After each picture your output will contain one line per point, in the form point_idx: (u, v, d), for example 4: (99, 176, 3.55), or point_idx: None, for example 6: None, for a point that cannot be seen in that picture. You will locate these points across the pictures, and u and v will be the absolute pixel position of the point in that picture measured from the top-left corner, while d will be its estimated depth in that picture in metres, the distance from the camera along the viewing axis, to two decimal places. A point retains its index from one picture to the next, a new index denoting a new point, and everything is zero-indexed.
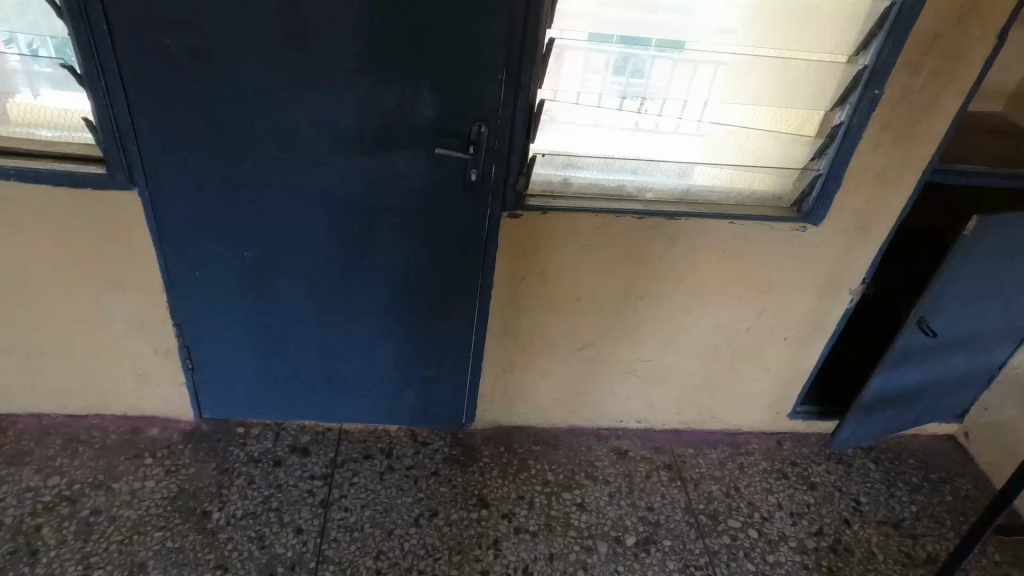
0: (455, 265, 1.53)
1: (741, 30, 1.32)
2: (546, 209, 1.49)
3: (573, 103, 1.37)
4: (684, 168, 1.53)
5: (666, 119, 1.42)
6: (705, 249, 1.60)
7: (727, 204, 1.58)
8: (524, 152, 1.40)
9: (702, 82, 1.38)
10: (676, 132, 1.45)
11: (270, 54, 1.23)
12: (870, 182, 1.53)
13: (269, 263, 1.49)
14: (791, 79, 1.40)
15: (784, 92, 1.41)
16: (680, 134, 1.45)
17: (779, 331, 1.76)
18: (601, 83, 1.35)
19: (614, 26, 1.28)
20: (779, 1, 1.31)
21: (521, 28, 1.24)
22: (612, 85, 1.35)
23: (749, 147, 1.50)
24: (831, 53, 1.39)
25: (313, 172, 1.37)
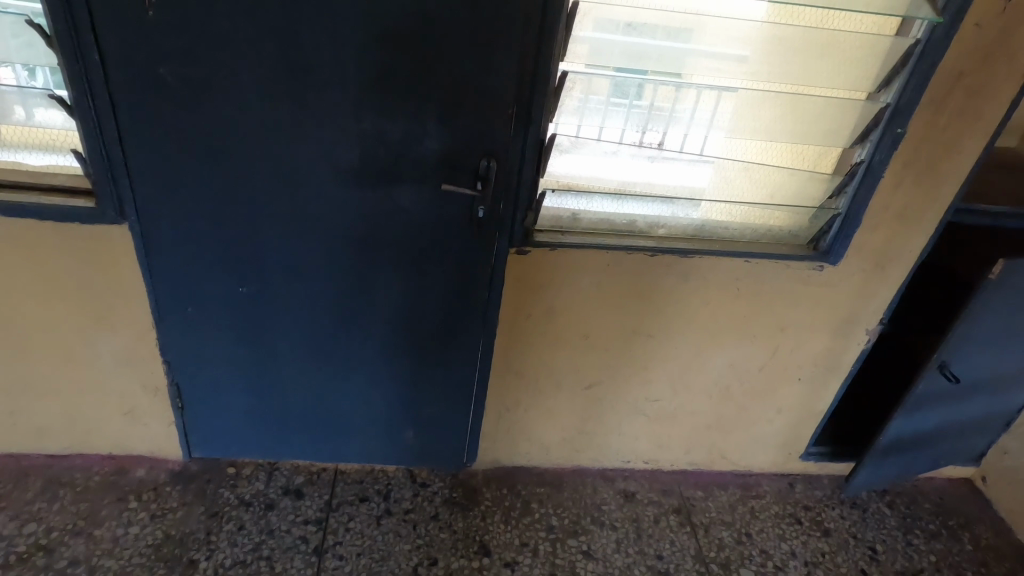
0: (460, 302, 1.48)
1: (759, 65, 1.28)
2: (555, 246, 1.43)
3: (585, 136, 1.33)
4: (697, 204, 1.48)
5: (680, 152, 1.37)
6: (720, 288, 1.54)
7: (743, 241, 1.53)
8: (533, 187, 1.35)
9: (716, 115, 1.33)
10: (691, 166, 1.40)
11: (272, 85, 1.17)
12: (890, 221, 1.48)
13: (266, 299, 1.43)
14: (809, 116, 1.36)
15: (801, 129, 1.37)
16: (695, 168, 1.40)
17: (792, 371, 1.71)
18: (615, 116, 1.30)
19: (630, 58, 1.23)
20: (798, 34, 1.26)
21: (533, 60, 1.20)
22: (625, 117, 1.31)
23: (765, 184, 1.45)
24: (850, 90, 1.36)
25: (314, 206, 1.32)
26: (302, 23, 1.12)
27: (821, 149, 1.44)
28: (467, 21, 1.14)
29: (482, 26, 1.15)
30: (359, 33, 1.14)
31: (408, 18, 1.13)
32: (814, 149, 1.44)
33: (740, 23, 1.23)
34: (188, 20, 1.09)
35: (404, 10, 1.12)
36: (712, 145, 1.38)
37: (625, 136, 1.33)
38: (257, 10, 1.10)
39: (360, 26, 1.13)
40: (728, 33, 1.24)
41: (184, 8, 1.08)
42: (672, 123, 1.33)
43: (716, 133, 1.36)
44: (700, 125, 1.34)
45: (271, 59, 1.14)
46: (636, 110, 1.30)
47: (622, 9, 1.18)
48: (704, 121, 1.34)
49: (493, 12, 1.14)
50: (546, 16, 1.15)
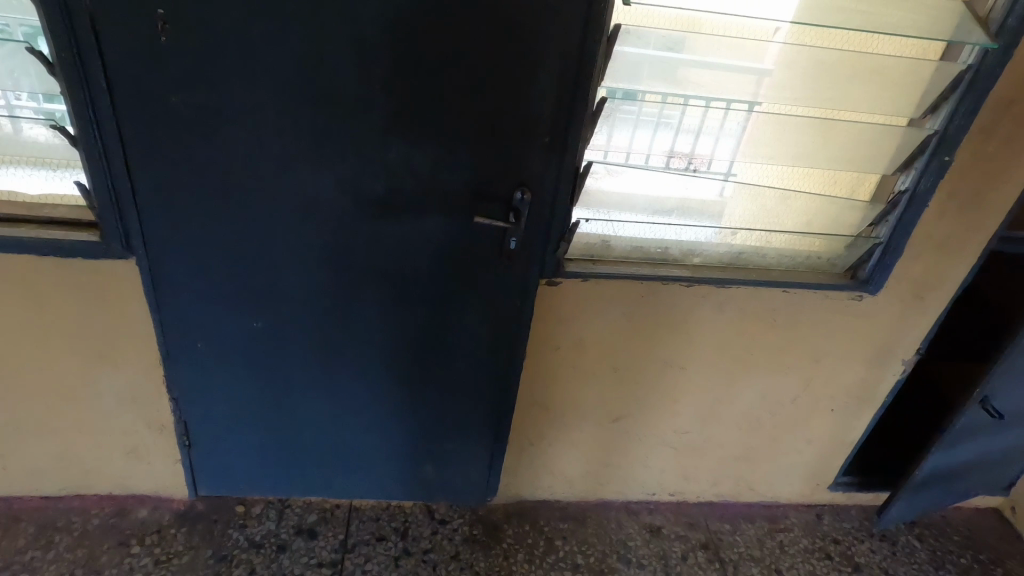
0: (486, 335, 1.40)
1: (802, 89, 1.22)
2: (586, 277, 1.36)
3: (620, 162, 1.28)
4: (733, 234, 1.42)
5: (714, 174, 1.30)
6: (756, 319, 1.48)
7: (779, 270, 1.46)
8: (567, 216, 1.27)
9: (750, 137, 1.27)
10: (720, 194, 1.34)
11: (293, 111, 1.09)
12: (933, 252, 1.43)
13: (281, 332, 1.35)
14: (853, 144, 1.30)
15: (844, 156, 1.31)
16: (727, 196, 1.34)
17: (825, 402, 1.65)
18: (643, 140, 1.25)
19: (659, 77, 1.17)
20: (846, 60, 1.20)
21: (572, 85, 1.12)
22: (653, 141, 1.25)
23: (804, 212, 1.39)
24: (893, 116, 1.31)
25: (334, 237, 1.24)
26: (328, 47, 1.04)
27: (860, 177, 1.39)
28: (503, 45, 1.07)
29: (518, 49, 1.08)
30: (388, 57, 1.06)
31: (441, 42, 1.06)
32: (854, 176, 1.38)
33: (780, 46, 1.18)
34: (205, 44, 1.01)
35: (437, 32, 1.05)
36: (749, 171, 1.31)
37: (662, 164, 1.27)
38: (280, 33, 1.02)
39: (389, 49, 1.05)
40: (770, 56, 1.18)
41: (201, 30, 1.00)
42: (706, 149, 1.27)
43: (752, 163, 1.30)
44: (736, 151, 1.28)
45: (293, 86, 1.07)
46: (665, 132, 1.24)
47: (664, 34, 1.13)
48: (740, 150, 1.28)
49: (532, 35, 1.07)
50: (588, 39, 1.08)
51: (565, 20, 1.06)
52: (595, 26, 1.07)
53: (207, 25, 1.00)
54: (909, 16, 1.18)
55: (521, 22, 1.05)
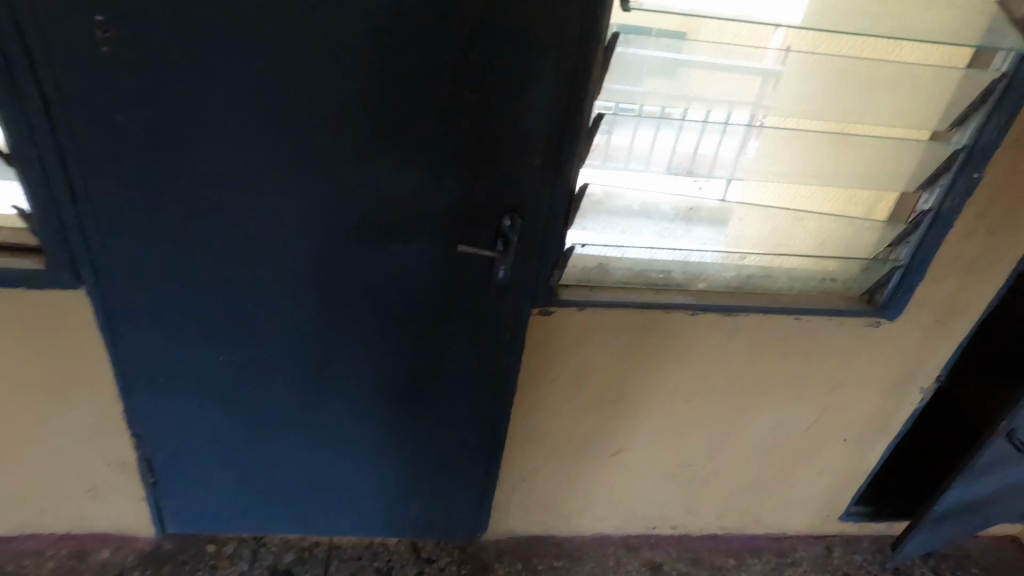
0: (474, 368, 1.30)
1: (817, 102, 1.12)
2: (583, 305, 1.26)
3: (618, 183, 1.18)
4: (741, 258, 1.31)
5: (719, 176, 1.18)
6: (765, 348, 1.38)
7: (790, 294, 1.35)
8: (561, 241, 1.17)
9: (761, 138, 1.15)
10: (725, 202, 1.22)
11: (257, 130, 0.98)
12: (957, 276, 1.32)
13: (251, 365, 1.25)
14: (871, 161, 1.19)
15: (863, 175, 1.20)
16: (735, 201, 1.22)
17: (837, 433, 1.55)
18: (644, 144, 1.12)
19: (661, 79, 1.06)
20: (868, 71, 1.10)
21: (567, 104, 1.02)
22: (654, 147, 1.13)
23: (818, 235, 1.29)
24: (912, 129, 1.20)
25: (307, 265, 1.13)
26: (294, 60, 0.93)
27: (875, 194, 1.28)
28: (490, 57, 0.96)
29: (507, 66, 0.97)
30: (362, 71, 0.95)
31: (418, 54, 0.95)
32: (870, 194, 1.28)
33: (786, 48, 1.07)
34: (155, 56, 0.90)
35: (416, 44, 0.93)
36: (756, 189, 1.22)
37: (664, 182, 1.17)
38: (239, 45, 0.91)
39: (363, 63, 0.94)
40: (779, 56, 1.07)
41: (148, 41, 0.89)
42: (711, 156, 1.15)
43: (764, 171, 1.18)
44: (744, 153, 1.16)
45: (256, 103, 0.96)
46: (666, 133, 1.11)
47: (666, 44, 1.03)
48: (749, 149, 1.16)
49: (522, 51, 0.96)
50: (584, 57, 0.97)
51: (559, 35, 0.95)
52: (591, 40, 0.96)
53: (156, 36, 0.89)
54: (939, 22, 1.06)
55: (510, 35, 0.94)
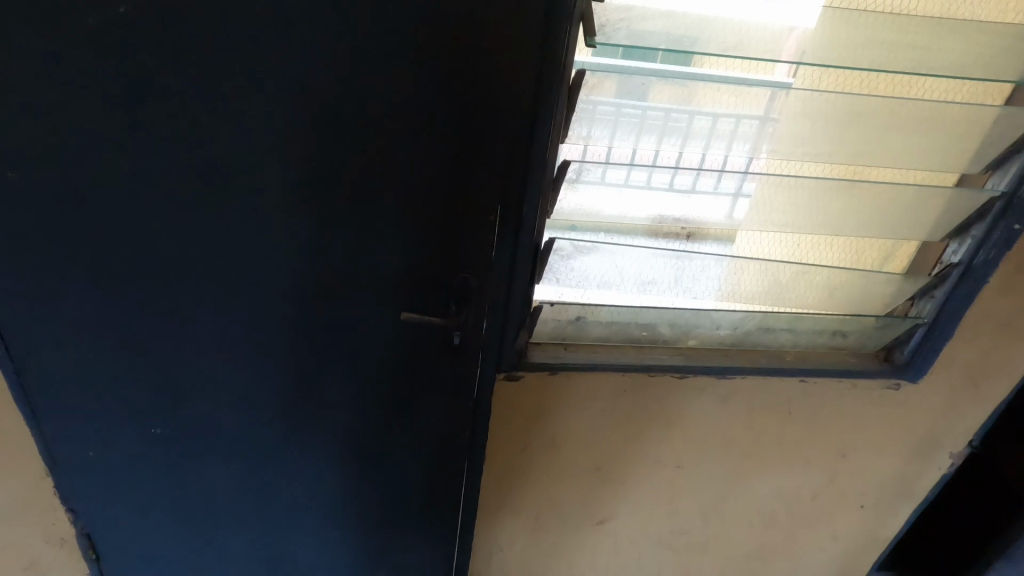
0: (436, 436, 1.17)
1: (820, 137, 0.98)
2: (555, 368, 1.13)
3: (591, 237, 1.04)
4: (739, 319, 1.15)
5: (725, 191, 1.00)
6: (766, 412, 1.22)
7: (793, 352, 1.21)
8: (524, 300, 1.05)
9: (775, 143, 0.98)
10: (731, 218, 1.04)
11: (184, 181, 0.90)
12: (992, 332, 1.15)
13: (189, 438, 1.14)
14: (886, 206, 1.06)
15: (875, 219, 1.07)
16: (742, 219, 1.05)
17: (853, 499, 1.38)
18: (645, 155, 0.96)
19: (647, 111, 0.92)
20: (877, 111, 0.96)
21: (525, 148, 0.91)
22: (656, 157, 0.96)
23: (826, 290, 1.13)
24: (936, 175, 1.09)
25: (242, 330, 1.04)
26: (220, 105, 0.85)
27: (894, 245, 1.15)
28: (435, 103, 0.87)
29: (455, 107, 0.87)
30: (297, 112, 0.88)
31: (350, 100, 0.87)
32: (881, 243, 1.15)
33: (804, 51, 0.90)
34: (69, 105, 0.83)
35: (353, 85, 0.85)
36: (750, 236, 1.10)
37: (648, 232, 1.06)
38: (156, 92, 0.83)
39: (283, 113, 0.87)
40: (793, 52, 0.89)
41: (56, 90, 0.82)
42: (718, 167, 0.98)
43: (775, 186, 1.02)
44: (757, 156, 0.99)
45: (170, 159, 0.88)
46: (670, 145, 0.95)
47: (639, 81, 0.90)
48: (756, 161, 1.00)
49: (473, 91, 0.86)
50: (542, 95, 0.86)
51: (512, 71, 0.85)
52: (549, 78, 0.85)
53: (65, 85, 0.82)
54: (964, 50, 0.92)
55: (456, 73, 0.85)
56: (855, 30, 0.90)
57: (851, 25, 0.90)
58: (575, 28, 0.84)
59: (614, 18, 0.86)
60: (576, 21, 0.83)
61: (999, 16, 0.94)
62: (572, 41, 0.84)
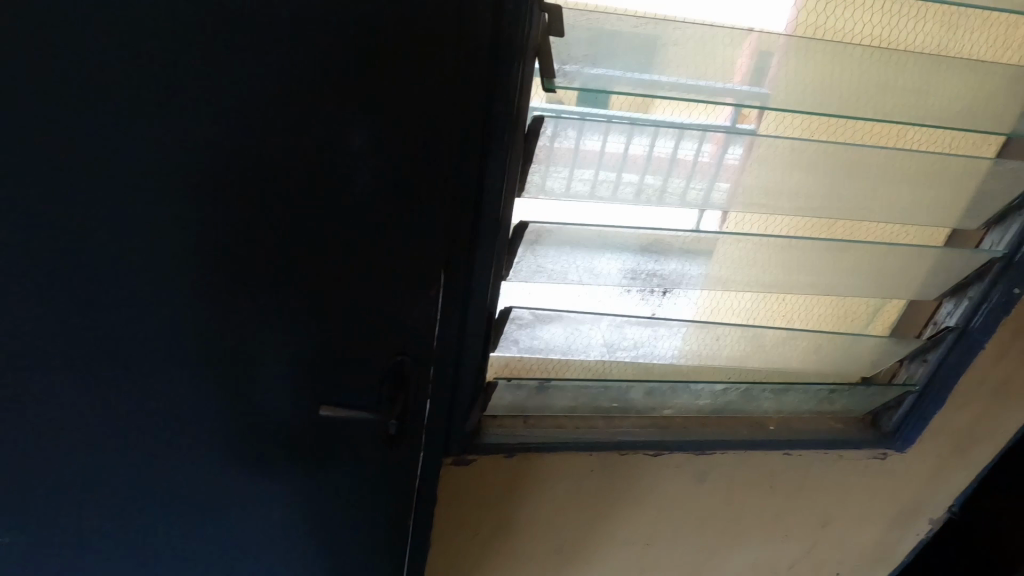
0: (368, 544, 0.96)
1: (791, 185, 0.86)
2: (513, 450, 0.97)
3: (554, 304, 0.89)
4: (720, 389, 1.03)
5: (693, 202, 0.83)
6: (745, 485, 1.11)
7: (775, 420, 1.10)
8: (478, 374, 0.90)
9: (758, 163, 0.83)
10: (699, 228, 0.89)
11: (27, 250, 0.69)
12: (981, 397, 1.09)
13: (48, 558, 0.89)
14: (867, 260, 0.95)
15: (860, 280, 0.97)
16: (713, 231, 0.89)
17: (831, 567, 1.28)
18: (613, 156, 0.78)
19: (623, 161, 0.79)
20: (872, 168, 0.87)
21: (474, 207, 0.75)
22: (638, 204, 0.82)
23: (811, 356, 1.03)
24: (928, 233, 1.01)
25: (112, 432, 0.81)
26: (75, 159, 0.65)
27: (879, 304, 1.08)
28: (352, 147, 0.68)
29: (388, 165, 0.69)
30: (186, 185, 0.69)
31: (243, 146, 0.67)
32: (864, 301, 1.07)
33: (784, 72, 0.77)
34: None
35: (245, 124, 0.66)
36: (719, 295, 0.99)
37: (621, 293, 0.92)
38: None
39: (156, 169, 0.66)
40: (766, 82, 0.77)
41: None
42: (691, 164, 0.80)
43: (752, 194, 0.85)
44: (730, 157, 0.82)
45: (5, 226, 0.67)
46: (639, 146, 0.78)
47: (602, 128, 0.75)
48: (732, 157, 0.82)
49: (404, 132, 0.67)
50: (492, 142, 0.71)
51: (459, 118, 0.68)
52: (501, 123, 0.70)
53: None
54: (961, 98, 0.83)
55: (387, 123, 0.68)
56: (830, 64, 0.78)
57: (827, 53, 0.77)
58: (530, 66, 0.69)
59: (576, 57, 0.71)
60: (531, 58, 0.69)
61: (989, 54, 0.86)
62: (526, 82, 0.70)
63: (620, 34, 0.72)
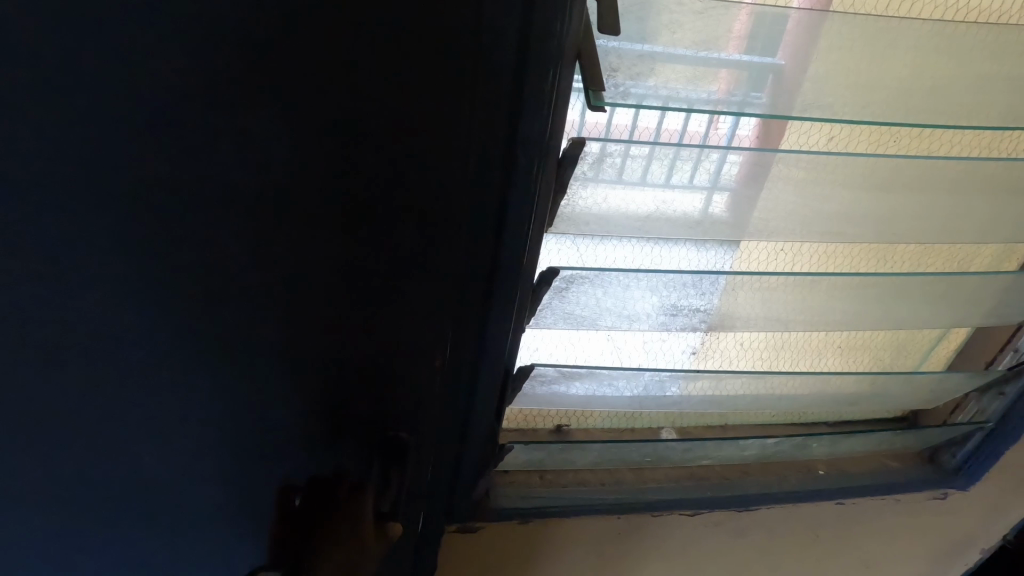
0: None
1: (856, 215, 0.69)
2: (533, 513, 0.85)
3: (584, 349, 0.76)
4: (767, 443, 0.91)
5: (698, 183, 0.62)
6: (790, 539, 0.98)
7: (823, 466, 0.99)
8: (489, 438, 0.75)
9: (834, 180, 0.65)
10: (707, 214, 0.64)
11: None
12: None
13: None
14: (922, 295, 0.79)
15: (927, 318, 0.82)
16: (729, 213, 0.64)
17: None
18: (641, 159, 0.59)
19: (677, 182, 0.61)
20: (977, 184, 0.69)
21: (492, 257, 0.58)
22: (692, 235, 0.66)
23: (867, 398, 0.90)
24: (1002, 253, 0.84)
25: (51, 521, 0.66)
26: None
27: (940, 335, 0.93)
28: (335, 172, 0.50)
29: (378, 203, 0.52)
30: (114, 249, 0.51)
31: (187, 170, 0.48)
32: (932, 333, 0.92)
33: (884, 64, 0.60)
34: None
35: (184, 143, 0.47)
36: (761, 339, 0.85)
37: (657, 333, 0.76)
38: None
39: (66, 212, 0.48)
40: (864, 83, 0.60)
41: None
42: (702, 129, 0.60)
43: (772, 182, 0.64)
44: (740, 129, 0.61)
45: None
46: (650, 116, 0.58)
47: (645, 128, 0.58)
48: (739, 137, 0.61)
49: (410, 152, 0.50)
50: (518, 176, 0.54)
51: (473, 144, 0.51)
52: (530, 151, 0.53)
53: None
54: None
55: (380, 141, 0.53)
56: (907, 60, 0.60)
57: (890, 43, 0.59)
58: (569, 72, 0.52)
59: (624, 44, 0.55)
60: (571, 61, 0.51)
61: None
62: (564, 93, 0.52)
63: (672, 15, 0.55)
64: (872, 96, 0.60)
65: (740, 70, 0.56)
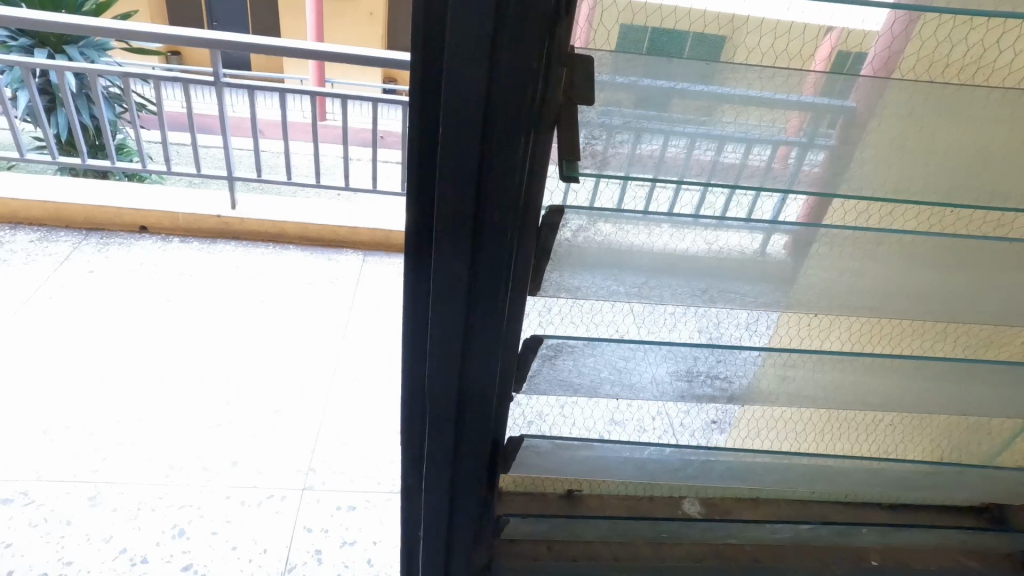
0: None
1: (883, 303, 0.60)
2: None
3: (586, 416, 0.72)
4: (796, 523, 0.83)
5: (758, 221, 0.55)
6: None
7: (882, 560, 0.85)
8: (488, 503, 0.74)
9: (865, 250, 0.59)
10: (764, 253, 0.58)
11: None
12: None
13: None
14: (983, 382, 0.68)
15: (1006, 406, 0.69)
16: (789, 256, 0.58)
17: None
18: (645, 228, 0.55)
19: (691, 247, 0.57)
20: None
21: (462, 325, 0.57)
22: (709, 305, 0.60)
23: (927, 489, 0.78)
24: None
25: None
26: None
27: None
28: None
29: None
30: None
31: None
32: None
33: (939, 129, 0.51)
34: None
35: None
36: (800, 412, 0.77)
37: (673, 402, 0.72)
38: None
39: None
40: (905, 147, 0.52)
41: None
42: (764, 164, 0.51)
43: (816, 257, 0.58)
44: (808, 163, 0.52)
45: None
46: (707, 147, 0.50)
47: (700, 160, 0.51)
48: (790, 212, 0.55)
49: None
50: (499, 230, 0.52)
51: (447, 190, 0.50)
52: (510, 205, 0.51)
53: None
54: None
55: None
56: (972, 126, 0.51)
57: (950, 101, 0.50)
58: (548, 138, 0.49)
59: (617, 80, 0.48)
60: (549, 128, 0.48)
61: None
62: (540, 159, 0.50)
63: (707, 62, 0.48)
64: (892, 168, 0.52)
65: (811, 112, 0.49)
